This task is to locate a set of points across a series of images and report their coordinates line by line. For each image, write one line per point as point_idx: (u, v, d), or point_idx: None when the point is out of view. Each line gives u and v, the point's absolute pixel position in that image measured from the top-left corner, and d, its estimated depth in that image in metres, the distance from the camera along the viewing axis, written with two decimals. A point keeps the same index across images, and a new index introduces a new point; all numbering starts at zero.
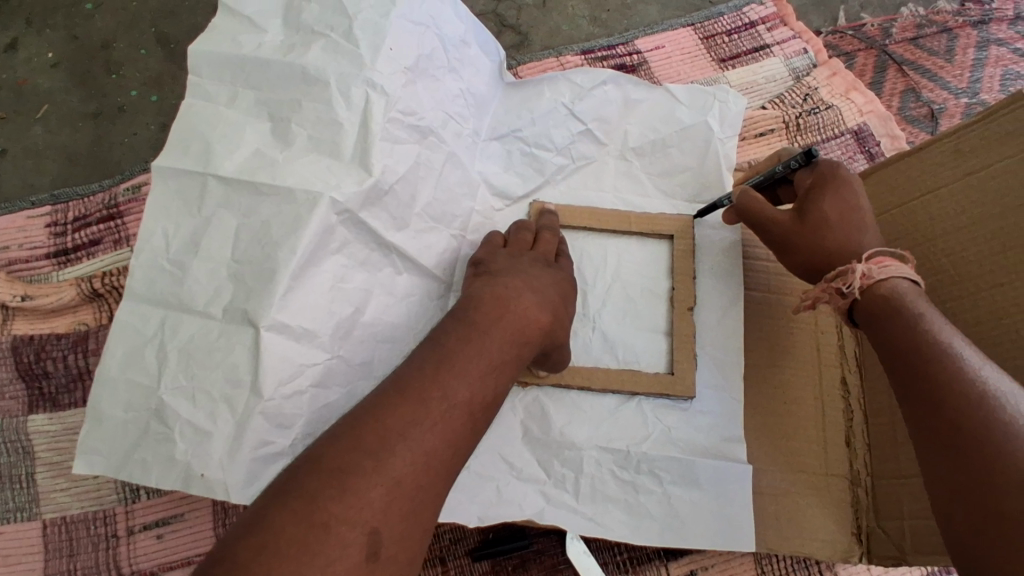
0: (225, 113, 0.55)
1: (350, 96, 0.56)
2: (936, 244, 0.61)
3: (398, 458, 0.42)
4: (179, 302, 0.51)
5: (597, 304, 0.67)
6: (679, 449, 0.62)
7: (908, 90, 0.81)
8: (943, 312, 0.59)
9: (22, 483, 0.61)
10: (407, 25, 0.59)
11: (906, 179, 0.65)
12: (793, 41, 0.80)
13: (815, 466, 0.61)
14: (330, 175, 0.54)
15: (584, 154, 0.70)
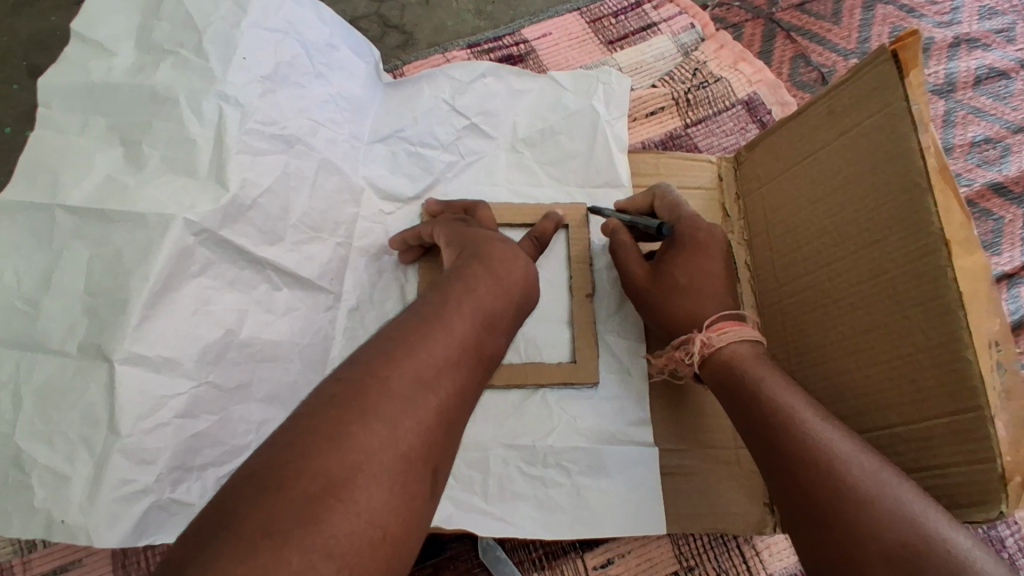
0: (75, 143, 0.53)
1: (202, 111, 0.55)
2: (819, 206, 0.61)
3: (378, 445, 0.39)
4: (32, 340, 0.48)
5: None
6: (584, 438, 0.61)
7: (797, 57, 0.81)
8: (830, 273, 0.59)
9: None
10: (265, 32, 0.59)
11: (792, 143, 0.65)
12: (680, 17, 0.80)
13: (724, 439, 0.61)
14: (185, 196, 0.52)
15: (473, 149, 0.70)
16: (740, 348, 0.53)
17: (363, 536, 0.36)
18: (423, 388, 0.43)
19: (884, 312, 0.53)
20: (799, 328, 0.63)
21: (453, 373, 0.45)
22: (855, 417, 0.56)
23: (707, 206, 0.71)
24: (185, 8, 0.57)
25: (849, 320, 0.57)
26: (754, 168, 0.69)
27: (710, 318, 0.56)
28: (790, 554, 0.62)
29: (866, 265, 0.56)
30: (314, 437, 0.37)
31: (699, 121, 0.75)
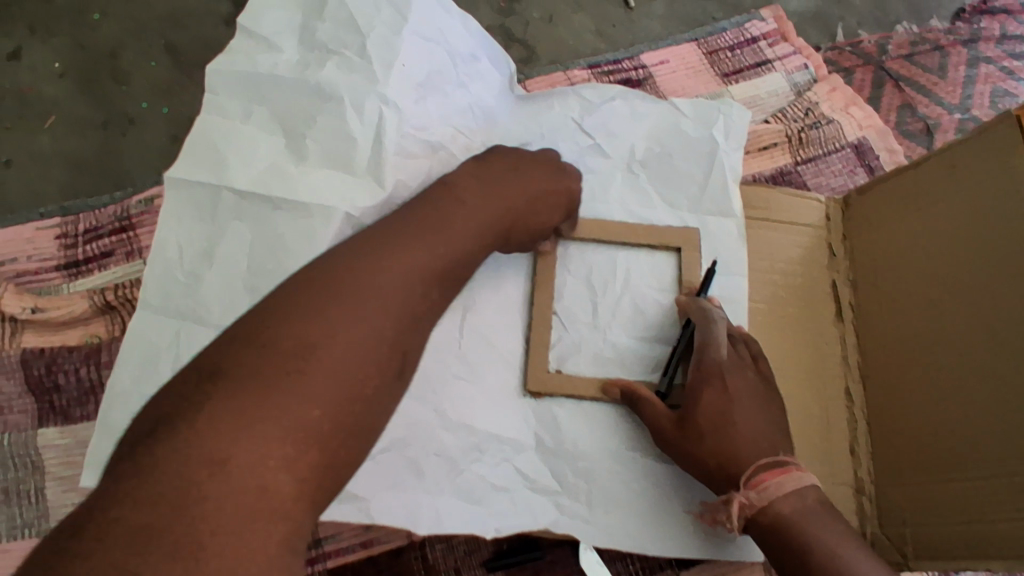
0: (241, 129, 0.56)
1: (365, 109, 0.57)
2: (927, 258, 0.62)
3: (354, 324, 0.41)
4: (193, 314, 0.51)
5: (607, 315, 0.67)
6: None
7: (904, 106, 0.82)
8: (934, 324, 0.60)
9: (32, 497, 0.60)
10: (419, 40, 0.60)
11: (903, 193, 0.66)
12: (794, 56, 0.82)
13: (819, 474, 0.66)
14: (346, 191, 0.55)
15: (592, 167, 0.72)
16: (784, 503, 0.53)
17: (297, 431, 0.37)
18: (401, 279, 0.45)
19: (991, 368, 0.55)
20: (884, 378, 0.65)
21: (426, 275, 0.47)
22: (945, 465, 0.57)
23: (814, 246, 0.72)
24: (348, 9, 0.59)
25: (950, 373, 0.58)
26: (866, 213, 0.70)
27: (749, 471, 0.55)
28: None
29: (973, 321, 0.57)
30: (288, 317, 0.41)
31: (809, 159, 0.77)
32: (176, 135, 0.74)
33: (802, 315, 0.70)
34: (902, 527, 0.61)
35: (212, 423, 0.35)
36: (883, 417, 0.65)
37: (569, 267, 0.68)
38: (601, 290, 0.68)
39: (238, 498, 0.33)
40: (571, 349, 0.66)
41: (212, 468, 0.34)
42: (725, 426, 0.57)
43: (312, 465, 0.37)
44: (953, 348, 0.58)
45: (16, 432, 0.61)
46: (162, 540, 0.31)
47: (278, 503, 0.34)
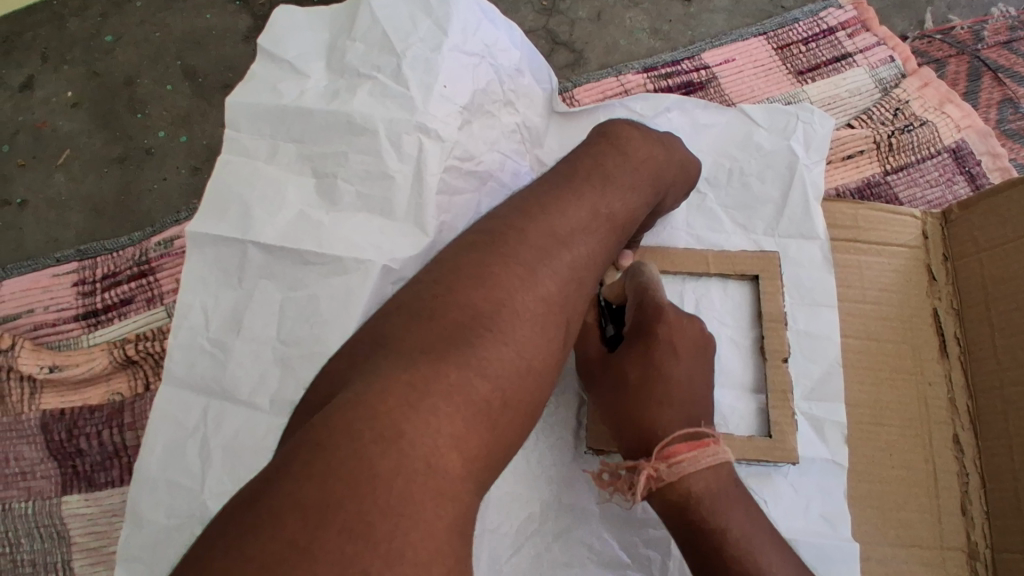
0: (265, 170, 0.50)
1: (403, 142, 0.51)
2: None
3: (521, 288, 0.38)
4: (221, 388, 0.46)
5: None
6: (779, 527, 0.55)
7: (1006, 101, 0.72)
8: None
9: (58, 571, 0.56)
10: (462, 57, 0.53)
11: (1019, 210, 0.56)
12: (878, 48, 0.72)
13: (930, 540, 0.55)
14: (385, 241, 0.49)
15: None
16: (698, 481, 0.44)
17: (463, 412, 0.33)
18: (565, 243, 0.41)
19: None
20: (999, 426, 0.56)
21: (588, 241, 0.43)
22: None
23: (910, 269, 0.62)
24: (381, 27, 0.53)
25: None
26: (971, 232, 0.60)
27: (665, 437, 0.45)
28: None
29: None
30: (454, 280, 0.38)
31: (900, 167, 0.67)
32: (197, 166, 0.68)
33: (903, 352, 0.60)
34: None
35: (381, 396, 0.32)
36: (1002, 471, 0.55)
37: None
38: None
39: (408, 471, 0.29)
40: None
41: (381, 436, 0.30)
42: (655, 374, 0.47)
43: (481, 447, 0.33)
44: None
45: (40, 500, 0.57)
46: (333, 514, 0.27)
47: (453, 474, 0.31)
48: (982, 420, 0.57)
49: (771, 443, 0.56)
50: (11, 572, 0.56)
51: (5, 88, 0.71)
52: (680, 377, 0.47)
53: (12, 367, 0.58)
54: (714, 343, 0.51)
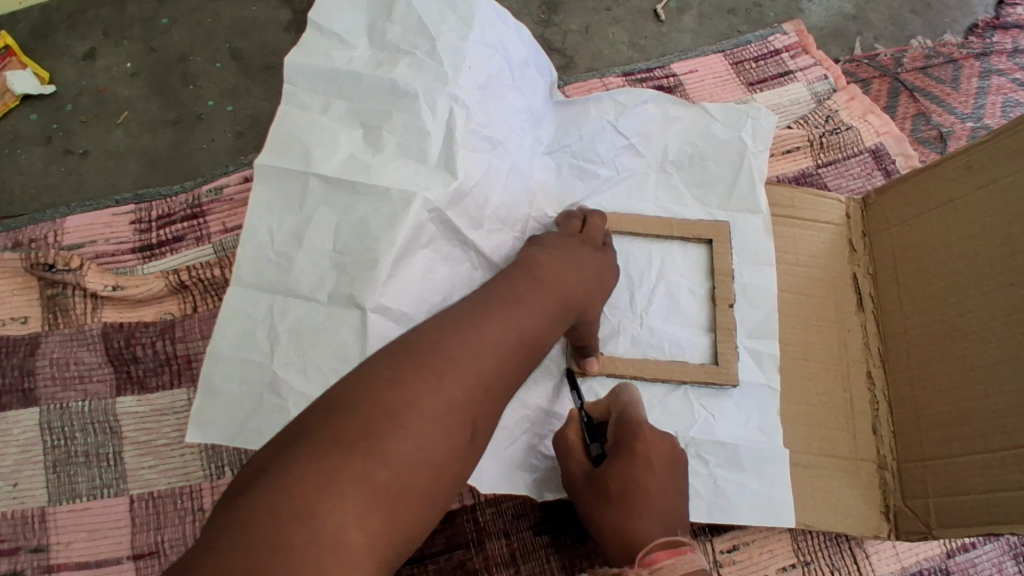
0: (320, 120, 0.62)
1: (434, 105, 0.63)
2: (949, 250, 0.66)
3: (431, 393, 0.40)
4: (285, 287, 0.58)
5: (643, 303, 0.72)
6: (721, 432, 0.68)
7: (919, 115, 0.87)
8: (953, 312, 0.64)
9: (110, 461, 0.64)
10: (482, 46, 0.66)
11: (920, 192, 0.70)
12: (815, 67, 0.87)
13: (847, 452, 0.68)
14: (420, 179, 0.62)
15: (629, 167, 0.74)
16: None
17: (368, 496, 0.35)
18: (481, 346, 0.44)
19: (1008, 349, 0.59)
20: (894, 366, 0.69)
21: (505, 346, 0.46)
22: (965, 439, 0.61)
23: (835, 241, 0.76)
24: (418, 15, 0.65)
25: (963, 359, 0.62)
26: (884, 212, 0.74)
27: (646, 548, 0.51)
28: (896, 560, 0.66)
29: (1000, 307, 0.60)
30: (375, 380, 0.40)
31: (829, 162, 0.82)
32: (241, 131, 0.80)
33: (827, 305, 0.73)
34: (925, 498, 0.63)
35: (300, 478, 0.34)
36: (904, 398, 0.67)
37: None
38: (637, 280, 0.72)
39: (317, 550, 0.31)
40: (611, 332, 0.70)
41: (296, 514, 0.32)
42: (634, 489, 0.54)
43: (381, 531, 0.35)
44: (967, 331, 0.63)
45: (96, 400, 0.65)
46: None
47: (353, 560, 0.33)
48: (887, 360, 0.70)
49: (718, 371, 0.69)
50: (66, 461, 0.64)
51: (69, 56, 0.81)
52: (657, 491, 0.54)
53: (81, 284, 0.67)
54: (684, 461, 0.59)
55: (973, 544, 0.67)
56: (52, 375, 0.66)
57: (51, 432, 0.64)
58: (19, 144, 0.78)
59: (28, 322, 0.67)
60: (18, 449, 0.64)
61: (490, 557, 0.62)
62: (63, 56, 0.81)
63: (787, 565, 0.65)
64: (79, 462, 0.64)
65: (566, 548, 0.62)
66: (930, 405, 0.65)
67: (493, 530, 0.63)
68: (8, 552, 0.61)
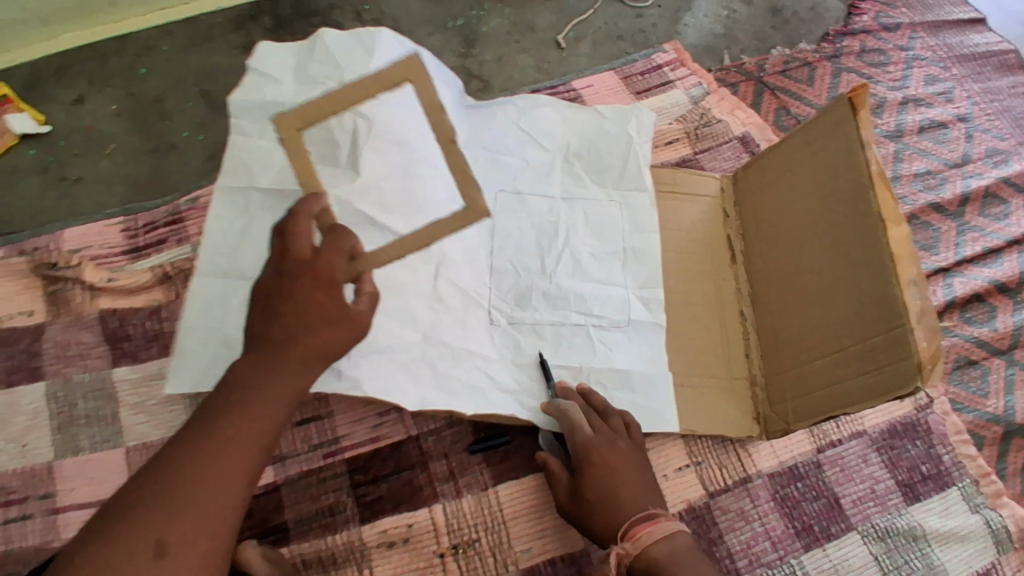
0: (260, 143, 0.77)
1: (343, 120, 0.78)
2: (793, 206, 0.81)
3: (207, 456, 0.49)
4: (239, 273, 0.72)
5: (552, 265, 0.83)
6: (619, 361, 0.80)
7: (781, 108, 1.07)
8: (798, 255, 0.79)
9: (107, 420, 0.75)
10: (382, 68, 0.81)
11: (774, 164, 0.85)
12: (690, 77, 1.06)
13: (724, 373, 0.81)
14: (333, 176, 0.76)
15: (536, 159, 0.88)
16: (654, 549, 0.64)
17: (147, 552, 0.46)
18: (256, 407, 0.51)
19: (835, 279, 0.74)
20: (759, 303, 0.83)
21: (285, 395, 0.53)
22: (812, 350, 0.75)
23: (711, 210, 0.90)
24: (332, 55, 0.81)
25: (807, 289, 0.77)
26: (749, 183, 0.88)
27: (627, 526, 0.66)
28: (773, 457, 0.80)
29: (830, 248, 0.75)
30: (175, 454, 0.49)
31: (704, 149, 0.99)
32: (213, 155, 0.95)
33: (706, 259, 0.88)
34: (786, 402, 0.77)
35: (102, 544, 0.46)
36: (767, 327, 0.81)
37: (518, 227, 0.84)
38: (547, 247, 0.84)
39: None
40: (525, 291, 0.81)
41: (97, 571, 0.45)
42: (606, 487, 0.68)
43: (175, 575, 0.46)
44: (808, 268, 0.77)
45: (94, 372, 0.77)
46: None
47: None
48: (755, 299, 0.84)
49: (617, 317, 0.82)
50: (69, 424, 0.75)
51: (60, 102, 0.96)
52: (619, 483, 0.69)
53: (80, 278, 0.80)
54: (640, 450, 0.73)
55: (838, 440, 0.80)
56: (55, 354, 0.77)
57: (56, 401, 0.76)
58: (19, 175, 0.92)
59: (33, 314, 0.79)
60: (25, 417, 0.75)
61: (431, 476, 0.74)
62: (55, 103, 0.96)
63: (682, 466, 0.79)
64: (80, 424, 0.75)
65: (496, 464, 0.75)
66: (787, 331, 0.79)
67: (435, 453, 0.75)
68: (18, 502, 0.72)
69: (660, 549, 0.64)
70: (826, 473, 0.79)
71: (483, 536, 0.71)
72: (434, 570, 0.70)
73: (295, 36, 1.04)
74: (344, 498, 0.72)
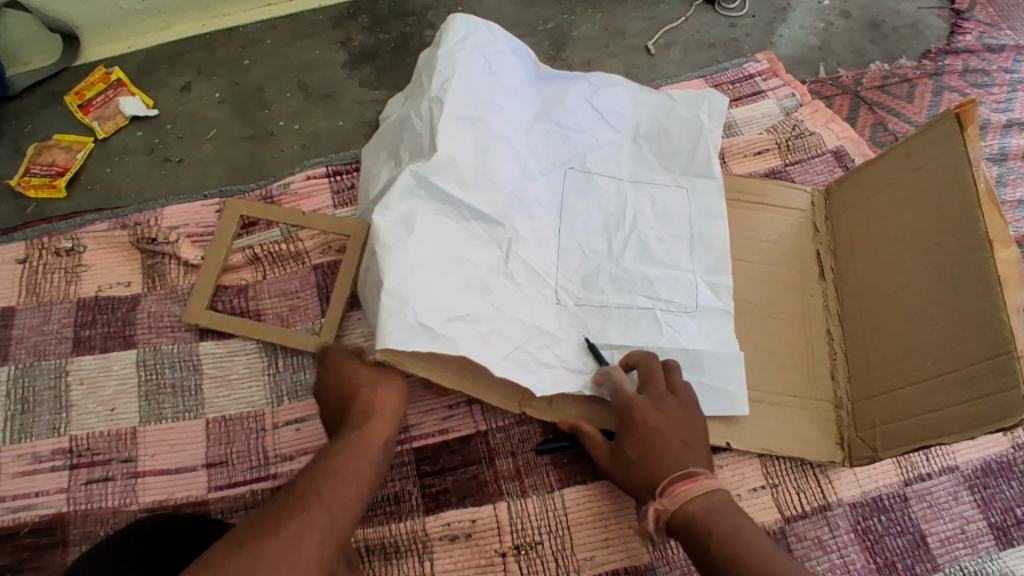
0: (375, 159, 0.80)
1: (421, 107, 0.77)
2: (890, 223, 0.76)
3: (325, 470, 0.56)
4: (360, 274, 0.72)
5: (619, 248, 0.81)
6: (687, 343, 0.77)
7: (877, 124, 1.02)
8: (894, 274, 0.74)
9: (191, 391, 0.78)
10: (464, 56, 0.79)
11: (870, 178, 0.80)
12: (783, 88, 1.02)
13: (807, 393, 0.77)
14: (421, 158, 0.74)
15: (605, 139, 0.86)
16: (691, 506, 0.61)
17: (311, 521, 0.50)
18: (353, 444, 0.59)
19: (933, 301, 0.69)
20: (848, 322, 0.79)
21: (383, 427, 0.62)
22: (905, 375, 0.70)
23: (802, 224, 0.86)
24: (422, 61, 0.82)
25: (904, 310, 0.72)
26: (842, 198, 0.84)
27: (665, 482, 0.63)
28: (856, 485, 0.75)
29: (928, 267, 0.70)
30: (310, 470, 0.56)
31: (795, 161, 0.96)
32: (305, 144, 0.98)
33: (793, 275, 0.83)
34: (874, 428, 0.72)
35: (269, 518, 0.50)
36: (857, 348, 0.77)
37: (592, 215, 0.82)
38: (615, 230, 0.82)
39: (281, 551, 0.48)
40: (594, 273, 0.79)
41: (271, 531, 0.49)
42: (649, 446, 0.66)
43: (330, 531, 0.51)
44: (904, 288, 0.73)
45: (182, 343, 0.80)
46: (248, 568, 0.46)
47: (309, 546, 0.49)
48: (844, 318, 0.80)
49: (683, 302, 0.79)
50: (156, 391, 0.78)
51: (169, 88, 1.01)
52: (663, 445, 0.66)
53: (177, 254, 0.84)
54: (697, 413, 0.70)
55: (928, 474, 0.75)
56: (149, 324, 0.81)
57: (145, 368, 0.79)
58: (127, 154, 0.97)
59: (131, 285, 0.83)
60: (116, 382, 0.78)
61: (497, 472, 0.73)
62: (164, 88, 1.01)
63: (757, 486, 0.75)
64: (166, 392, 0.78)
65: (563, 467, 0.74)
66: (878, 353, 0.74)
67: (502, 450, 0.74)
68: (102, 463, 0.74)
69: (695, 508, 0.61)
70: (913, 508, 0.74)
71: (546, 538, 0.70)
72: (495, 568, 0.69)
73: (390, 34, 1.06)
74: (409, 487, 0.72)
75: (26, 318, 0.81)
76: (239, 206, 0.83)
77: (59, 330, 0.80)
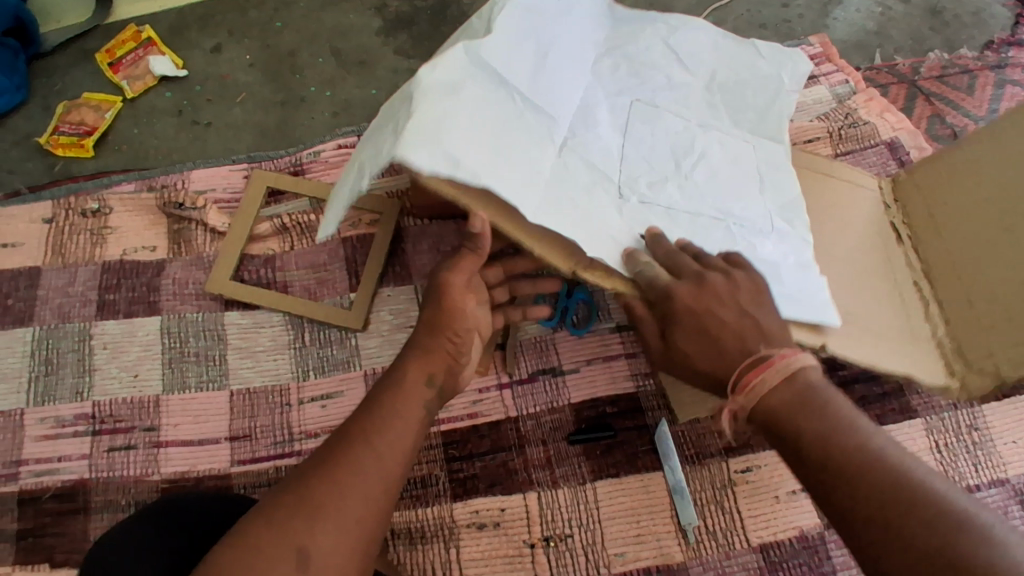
0: None
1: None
2: (983, 201, 0.66)
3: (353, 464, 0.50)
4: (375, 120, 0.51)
5: (691, 167, 0.63)
6: (784, 273, 0.62)
7: (934, 116, 0.97)
8: (995, 258, 0.64)
9: (215, 361, 0.76)
10: None
11: (955, 158, 0.70)
12: (837, 73, 0.97)
13: (903, 362, 0.66)
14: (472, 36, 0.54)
15: (678, 80, 0.65)
16: (771, 396, 0.50)
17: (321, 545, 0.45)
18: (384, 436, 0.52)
19: None
20: (944, 295, 0.69)
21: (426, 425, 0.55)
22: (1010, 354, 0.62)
23: (876, 211, 0.73)
24: None
25: (1006, 297, 0.63)
26: (923, 180, 0.72)
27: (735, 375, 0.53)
28: None
29: None
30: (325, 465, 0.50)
31: (846, 152, 0.92)
32: (337, 112, 0.95)
33: (882, 260, 0.70)
34: (980, 402, 0.64)
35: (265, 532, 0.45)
36: (960, 318, 0.67)
37: (659, 139, 0.63)
38: (683, 152, 0.63)
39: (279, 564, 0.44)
40: (665, 193, 0.61)
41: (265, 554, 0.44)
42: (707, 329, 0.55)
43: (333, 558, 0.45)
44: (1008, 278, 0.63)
45: (207, 312, 0.78)
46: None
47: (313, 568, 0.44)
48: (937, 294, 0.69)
49: (762, 224, 0.64)
50: (179, 360, 0.76)
51: (199, 49, 0.98)
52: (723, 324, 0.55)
53: (204, 220, 0.82)
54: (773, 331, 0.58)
55: (978, 486, 0.72)
56: (173, 291, 0.79)
57: (169, 335, 0.77)
58: (155, 114, 0.94)
59: (156, 250, 0.81)
60: (139, 348, 0.76)
61: (526, 460, 0.70)
62: (194, 49, 0.98)
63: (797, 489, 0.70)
64: (190, 361, 0.76)
65: (597, 459, 0.71)
66: (982, 323, 0.65)
67: (533, 437, 0.71)
68: (124, 430, 0.73)
69: (780, 390, 0.50)
70: None
71: (576, 532, 0.68)
72: (523, 559, 0.67)
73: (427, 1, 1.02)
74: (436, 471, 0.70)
75: (51, 278, 0.79)
76: (266, 177, 0.82)
77: (82, 292, 0.78)
